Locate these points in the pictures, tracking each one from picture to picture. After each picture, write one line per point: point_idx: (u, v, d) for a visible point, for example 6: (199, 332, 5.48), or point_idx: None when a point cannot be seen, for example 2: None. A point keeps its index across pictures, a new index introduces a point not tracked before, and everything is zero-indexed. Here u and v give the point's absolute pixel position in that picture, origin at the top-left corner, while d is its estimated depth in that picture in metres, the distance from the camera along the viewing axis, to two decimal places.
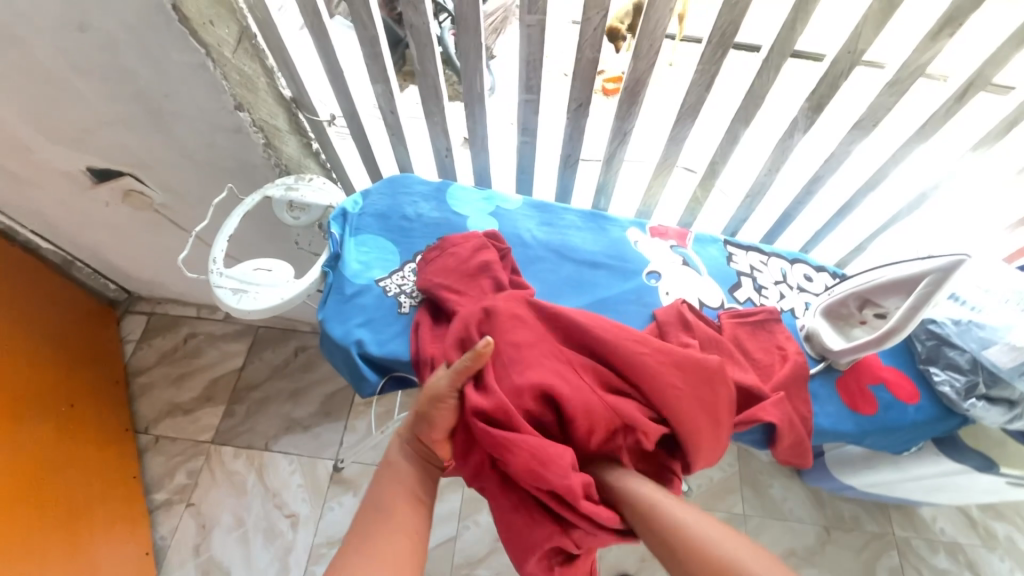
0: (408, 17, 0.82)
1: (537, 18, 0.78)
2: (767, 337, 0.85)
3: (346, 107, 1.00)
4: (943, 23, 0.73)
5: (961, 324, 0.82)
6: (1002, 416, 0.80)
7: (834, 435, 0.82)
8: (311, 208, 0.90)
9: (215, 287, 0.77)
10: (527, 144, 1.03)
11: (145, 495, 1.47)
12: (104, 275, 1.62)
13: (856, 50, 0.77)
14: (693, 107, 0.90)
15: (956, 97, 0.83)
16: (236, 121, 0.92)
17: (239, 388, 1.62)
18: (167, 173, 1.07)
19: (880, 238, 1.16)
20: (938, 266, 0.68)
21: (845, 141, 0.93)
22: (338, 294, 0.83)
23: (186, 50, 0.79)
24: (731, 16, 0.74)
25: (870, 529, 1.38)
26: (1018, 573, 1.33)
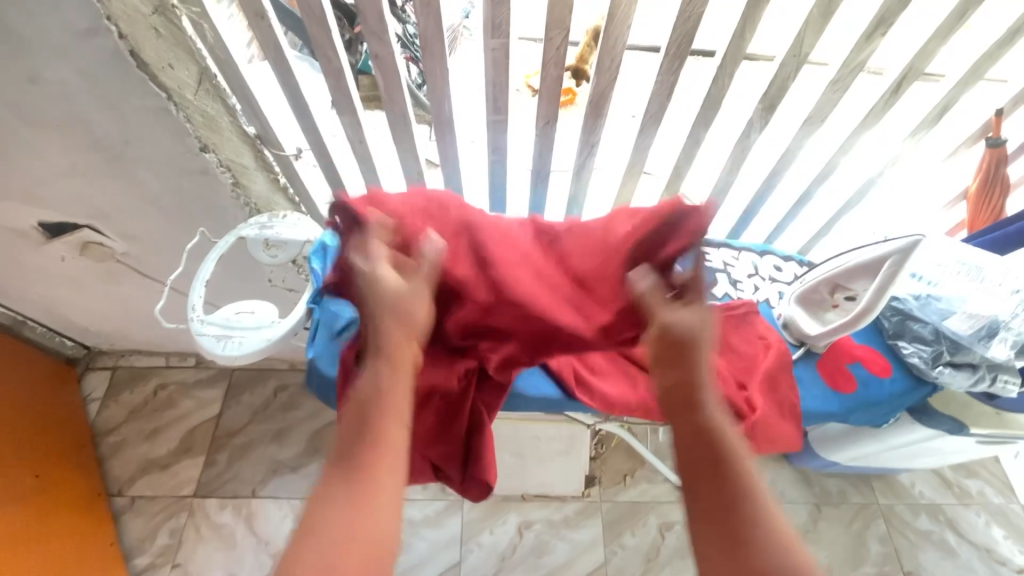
0: (373, 48, 0.83)
1: (500, 42, 0.80)
2: (748, 329, 0.88)
3: (314, 140, 1.01)
4: (875, 24, 0.79)
5: (921, 298, 0.88)
6: (967, 379, 0.86)
7: (822, 415, 0.86)
8: (288, 245, 0.87)
9: (197, 335, 0.75)
10: (498, 163, 1.05)
11: (126, 562, 1.38)
12: (60, 332, 1.54)
13: (800, 53, 0.83)
14: (656, 115, 0.93)
15: (892, 88, 0.90)
16: (202, 163, 0.90)
17: (218, 436, 1.56)
18: (128, 221, 1.03)
19: (836, 225, 1.23)
20: (900, 247, 0.73)
21: (798, 137, 0.99)
22: (326, 327, 0.78)
23: (146, 96, 0.77)
24: (684, 29, 0.79)
25: (856, 500, 1.43)
26: (993, 525, 1.41)
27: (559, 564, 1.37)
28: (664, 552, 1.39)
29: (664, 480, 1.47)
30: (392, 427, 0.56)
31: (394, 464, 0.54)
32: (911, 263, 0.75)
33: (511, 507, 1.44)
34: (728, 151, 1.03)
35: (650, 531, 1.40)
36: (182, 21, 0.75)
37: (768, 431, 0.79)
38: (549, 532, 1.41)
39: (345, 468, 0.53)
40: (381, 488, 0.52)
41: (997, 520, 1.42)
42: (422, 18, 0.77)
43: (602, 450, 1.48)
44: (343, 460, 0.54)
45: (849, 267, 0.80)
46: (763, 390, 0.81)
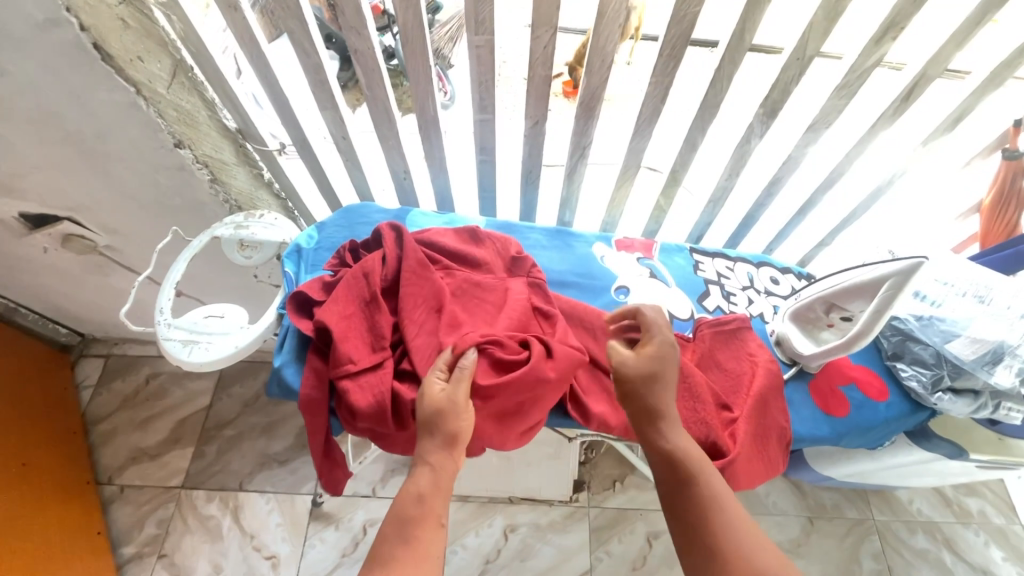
0: (352, 42, 0.79)
1: (485, 39, 0.76)
2: (738, 346, 0.83)
3: (297, 137, 0.98)
4: (885, 28, 0.74)
5: (923, 319, 0.84)
6: (967, 407, 0.82)
7: (812, 440, 0.83)
8: (264, 246, 0.86)
9: (162, 339, 0.73)
10: (486, 163, 1.01)
11: (113, 550, 1.38)
12: (53, 319, 1.53)
13: (805, 56, 0.78)
14: (651, 117, 0.89)
15: (904, 93, 0.85)
16: (177, 159, 0.87)
17: (208, 428, 1.56)
18: (107, 214, 1.00)
19: (840, 234, 1.18)
20: (900, 269, 0.69)
21: (801, 144, 0.93)
22: (295, 335, 0.75)
23: (115, 90, 0.74)
24: (679, 29, 0.74)
25: (851, 515, 1.40)
26: (993, 546, 1.37)
27: (544, 569, 1.34)
28: (651, 561, 1.35)
29: None
30: (439, 503, 0.56)
31: (439, 534, 0.54)
32: (912, 285, 0.70)
33: (497, 510, 1.41)
34: (728, 156, 0.98)
35: (637, 539, 1.37)
36: (153, 13, 0.73)
37: (753, 466, 0.73)
38: (535, 536, 1.38)
39: (398, 519, 0.53)
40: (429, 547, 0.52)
41: (996, 541, 1.38)
42: (401, 12, 0.73)
43: (592, 455, 1.47)
44: (398, 515, 0.54)
45: (847, 286, 0.76)
46: (752, 413, 0.76)
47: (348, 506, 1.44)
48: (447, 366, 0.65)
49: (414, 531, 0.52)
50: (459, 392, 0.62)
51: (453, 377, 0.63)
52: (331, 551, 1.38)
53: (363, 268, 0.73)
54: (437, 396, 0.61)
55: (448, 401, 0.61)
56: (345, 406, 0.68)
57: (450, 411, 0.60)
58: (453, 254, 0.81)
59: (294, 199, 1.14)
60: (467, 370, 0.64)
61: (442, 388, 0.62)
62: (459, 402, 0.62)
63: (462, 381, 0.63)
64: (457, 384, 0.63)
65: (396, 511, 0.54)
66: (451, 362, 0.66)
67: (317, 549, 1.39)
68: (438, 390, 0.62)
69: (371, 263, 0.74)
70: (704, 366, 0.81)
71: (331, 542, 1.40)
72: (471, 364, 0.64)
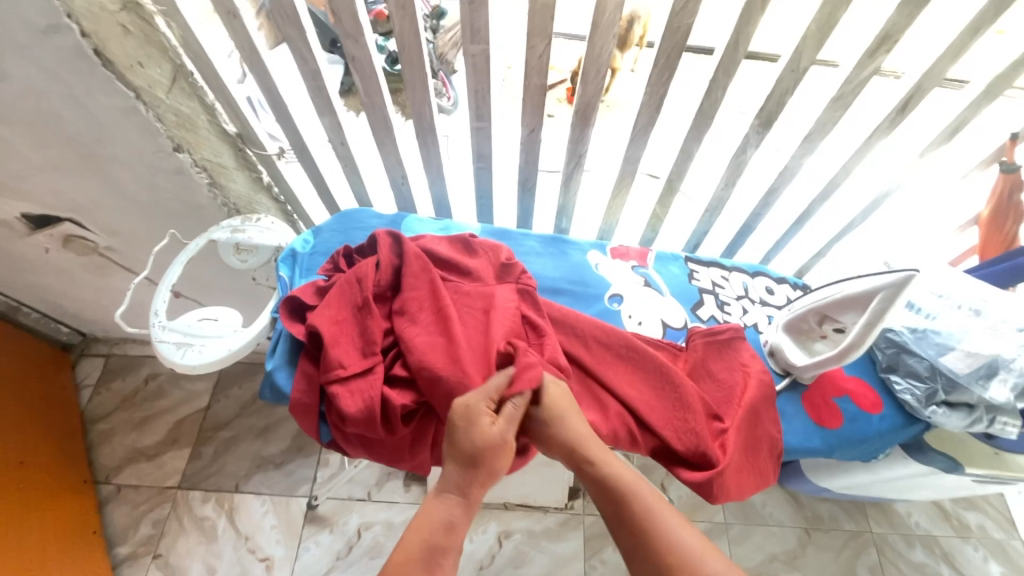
0: (349, 50, 0.80)
1: (480, 48, 0.77)
2: (732, 356, 0.82)
3: (295, 142, 0.99)
4: (880, 40, 0.74)
5: (917, 332, 0.83)
6: (962, 421, 0.81)
7: (804, 452, 0.83)
8: (260, 249, 0.87)
9: (157, 341, 0.73)
10: (482, 170, 1.01)
11: (108, 550, 1.39)
12: (55, 318, 1.54)
13: (799, 68, 0.78)
14: (646, 126, 0.89)
15: (899, 106, 0.85)
16: (176, 162, 0.88)
17: (206, 429, 1.56)
18: (107, 216, 1.01)
19: (838, 245, 1.18)
20: (890, 281, 0.68)
21: (797, 154, 0.94)
22: (287, 339, 0.76)
23: (115, 94, 0.75)
24: (673, 39, 0.74)
25: (848, 527, 1.39)
26: (991, 561, 1.36)
27: None
28: None
29: None
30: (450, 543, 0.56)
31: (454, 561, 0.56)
32: (904, 298, 0.70)
33: (491, 516, 1.40)
34: (724, 165, 0.99)
35: None
36: (156, 20, 0.73)
37: (743, 478, 0.73)
38: (529, 543, 1.37)
39: (425, 546, 0.54)
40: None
41: (995, 556, 1.37)
42: (397, 20, 0.74)
43: None
44: (418, 538, 0.55)
45: (840, 297, 0.76)
46: (743, 424, 0.76)
47: (343, 510, 1.44)
48: (496, 396, 0.64)
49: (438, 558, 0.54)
50: (510, 431, 0.62)
51: (503, 413, 0.62)
52: (325, 554, 1.38)
53: (356, 274, 0.73)
54: (490, 435, 0.60)
55: (496, 440, 0.61)
56: (335, 411, 0.69)
57: (493, 448, 0.60)
58: (447, 262, 0.81)
59: (294, 203, 1.15)
60: (519, 408, 0.63)
61: (496, 427, 0.61)
62: (506, 441, 0.62)
63: (511, 421, 0.62)
64: (508, 424, 0.62)
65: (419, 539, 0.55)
66: (500, 393, 0.64)
67: (311, 552, 1.39)
68: (490, 426, 0.61)
69: (364, 268, 0.74)
70: (695, 375, 0.81)
71: (325, 545, 1.40)
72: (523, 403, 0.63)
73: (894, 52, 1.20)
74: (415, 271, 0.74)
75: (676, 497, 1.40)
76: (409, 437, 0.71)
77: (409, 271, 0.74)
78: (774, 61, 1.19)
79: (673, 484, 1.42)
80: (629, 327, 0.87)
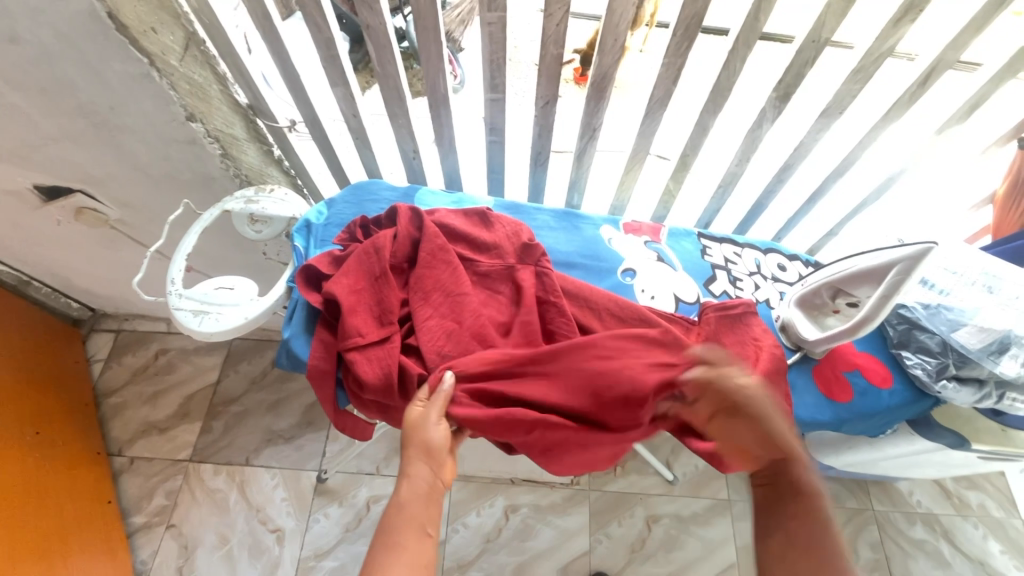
0: (364, 17, 0.79)
1: (497, 16, 0.75)
2: (744, 330, 0.82)
3: (308, 113, 0.98)
4: (904, 10, 0.72)
5: (930, 307, 0.84)
6: (972, 396, 0.82)
7: (813, 424, 0.84)
8: (274, 221, 0.87)
9: (174, 309, 0.74)
10: (495, 143, 1.00)
11: (122, 520, 1.42)
12: (65, 293, 1.55)
13: (820, 38, 0.76)
14: (662, 100, 0.88)
15: (920, 80, 0.83)
16: (189, 132, 0.88)
17: (216, 403, 1.58)
18: (120, 187, 1.00)
19: (850, 223, 1.17)
20: (908, 254, 0.69)
21: (813, 130, 0.92)
22: (304, 308, 0.76)
23: (127, 60, 0.75)
24: (694, 8, 0.72)
25: (850, 505, 1.41)
26: (991, 539, 1.38)
27: (542, 550, 1.35)
28: (649, 544, 1.37)
29: (656, 472, 1.44)
30: (421, 510, 0.57)
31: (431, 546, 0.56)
32: (920, 272, 0.70)
33: (498, 491, 1.42)
34: (740, 141, 0.97)
35: (637, 523, 1.38)
36: None
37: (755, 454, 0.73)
38: (535, 517, 1.39)
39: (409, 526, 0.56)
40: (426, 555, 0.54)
41: (995, 534, 1.39)
42: None
43: None
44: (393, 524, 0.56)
45: (850, 274, 0.76)
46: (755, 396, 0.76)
47: (352, 484, 1.46)
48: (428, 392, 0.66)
49: (396, 540, 0.54)
50: (432, 415, 0.63)
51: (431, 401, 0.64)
52: (335, 526, 1.41)
53: (374, 243, 0.73)
54: (421, 416, 0.63)
55: (419, 420, 0.63)
56: (353, 377, 0.69)
57: (423, 429, 0.62)
58: (463, 236, 0.81)
59: (304, 177, 1.14)
60: (443, 394, 0.64)
61: (420, 408, 0.64)
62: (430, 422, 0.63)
63: (440, 400, 0.64)
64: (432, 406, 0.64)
65: (403, 525, 0.56)
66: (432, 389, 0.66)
67: (322, 524, 1.42)
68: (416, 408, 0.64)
69: (381, 239, 0.74)
70: None
71: (335, 518, 1.43)
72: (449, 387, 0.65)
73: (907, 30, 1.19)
74: (437, 249, 0.74)
75: (681, 473, 1.44)
76: None
77: (427, 248, 0.75)
78: (789, 42, 1.19)
79: (678, 461, 1.46)
80: (642, 301, 0.87)
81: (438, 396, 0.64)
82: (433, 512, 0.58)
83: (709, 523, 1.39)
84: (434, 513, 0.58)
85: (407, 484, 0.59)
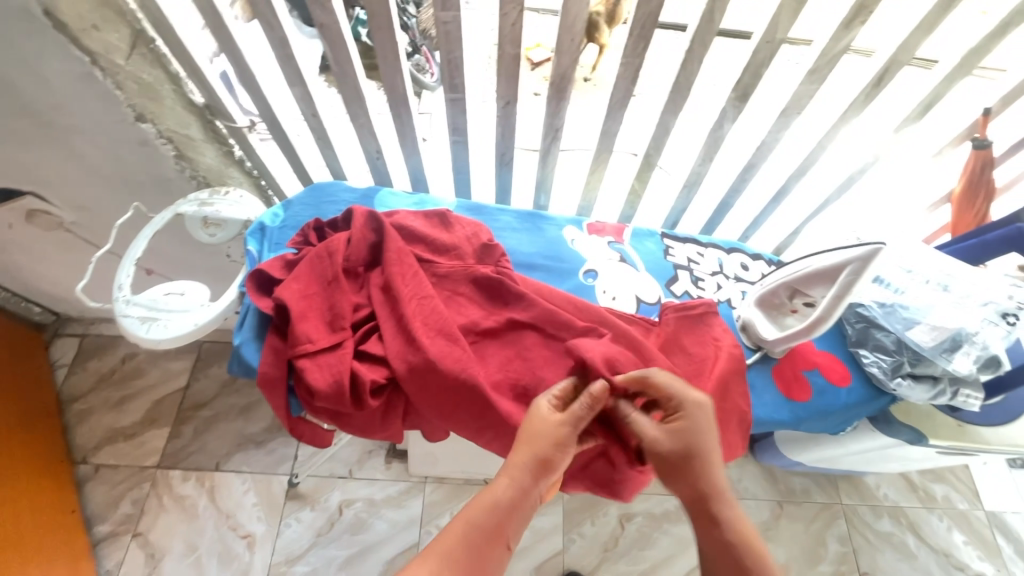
0: (317, 16, 0.77)
1: (452, 15, 0.74)
2: (703, 331, 0.83)
3: (266, 113, 0.95)
4: (855, 11, 0.73)
5: (886, 306, 0.85)
6: (926, 393, 0.83)
7: (772, 424, 0.84)
8: (228, 224, 0.85)
9: (121, 316, 0.72)
10: (459, 144, 0.99)
11: (87, 529, 1.38)
12: (26, 298, 1.51)
13: (775, 39, 0.77)
14: (622, 100, 0.87)
15: (874, 80, 0.84)
16: (140, 134, 0.86)
17: (185, 408, 1.55)
18: (73, 189, 0.98)
19: (814, 222, 1.18)
20: (858, 255, 0.70)
21: (773, 130, 0.93)
22: (255, 314, 0.75)
23: (69, 59, 0.73)
24: (648, 7, 0.72)
25: (820, 499, 1.43)
26: (955, 530, 1.41)
27: (516, 550, 1.35)
28: (623, 542, 1.37)
29: None
30: (507, 520, 0.58)
31: (501, 557, 0.58)
32: (871, 272, 0.71)
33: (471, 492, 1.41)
34: (702, 141, 0.97)
35: (610, 522, 1.39)
36: None
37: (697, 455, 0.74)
38: None
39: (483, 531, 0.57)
40: (494, 562, 0.57)
41: (959, 525, 1.42)
42: None
43: None
44: (474, 526, 0.57)
45: (807, 273, 0.77)
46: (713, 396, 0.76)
47: (324, 488, 1.45)
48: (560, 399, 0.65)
49: (482, 545, 0.56)
50: (572, 426, 0.62)
51: (569, 411, 0.63)
52: (307, 531, 1.40)
53: (326, 247, 0.72)
54: (547, 423, 0.62)
55: (546, 429, 0.62)
56: (304, 385, 0.68)
57: (545, 437, 0.61)
58: (422, 238, 0.80)
59: (268, 178, 1.11)
60: (584, 406, 0.63)
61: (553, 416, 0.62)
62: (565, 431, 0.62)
63: (574, 414, 0.63)
64: (570, 419, 0.63)
65: (479, 528, 0.57)
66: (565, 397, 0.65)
67: (293, 529, 1.40)
68: (546, 411, 0.63)
69: (335, 243, 0.73)
70: (668, 350, 0.81)
71: (307, 522, 1.41)
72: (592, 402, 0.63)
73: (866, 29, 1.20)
74: (395, 253, 0.73)
75: None
76: (379, 411, 0.70)
77: (386, 251, 0.74)
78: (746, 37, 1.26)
79: None
80: (603, 302, 0.87)
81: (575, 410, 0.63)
82: (515, 524, 0.59)
83: (682, 520, 1.40)
84: (515, 525, 0.59)
85: (508, 484, 0.59)
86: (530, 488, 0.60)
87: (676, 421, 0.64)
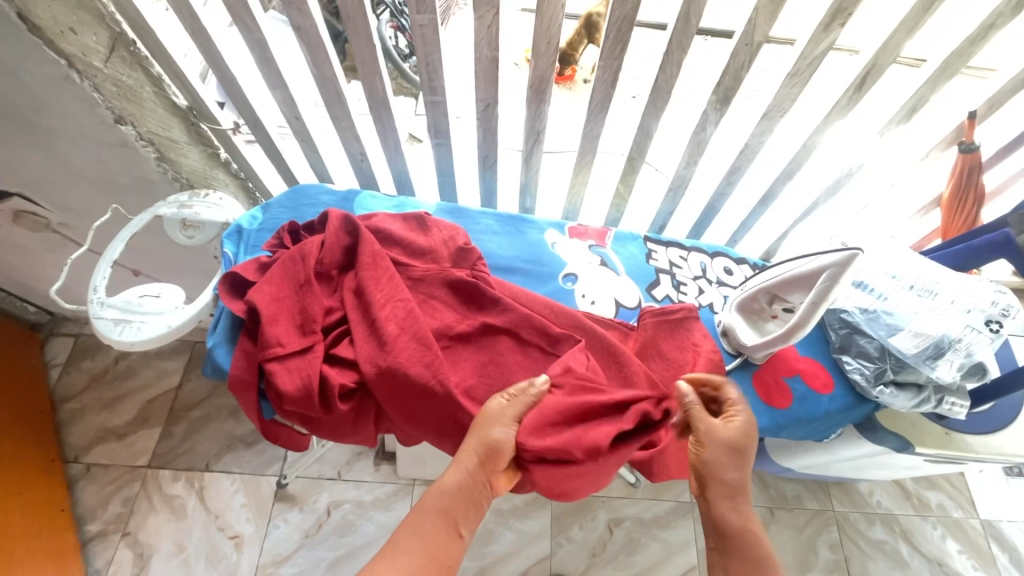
0: (294, 19, 0.77)
1: (427, 18, 0.74)
2: (684, 336, 0.82)
3: (249, 115, 0.95)
4: (833, 13, 0.72)
5: (869, 312, 0.84)
6: (909, 401, 0.81)
7: (751, 431, 0.83)
8: (207, 226, 0.85)
9: (95, 318, 0.72)
10: (442, 147, 0.99)
11: (77, 528, 1.39)
12: (20, 297, 1.52)
13: (753, 42, 0.76)
14: (602, 103, 0.87)
15: (856, 83, 0.82)
16: (120, 136, 0.86)
17: (176, 408, 1.56)
18: (58, 191, 0.98)
19: (803, 226, 1.17)
20: (835, 261, 0.69)
21: (756, 133, 0.92)
22: (230, 316, 0.75)
23: (45, 62, 0.73)
24: (623, 10, 0.71)
25: (811, 506, 1.41)
26: (949, 539, 1.39)
27: (503, 554, 1.34)
28: (610, 547, 1.36)
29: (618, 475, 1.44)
30: (460, 508, 0.60)
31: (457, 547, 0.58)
32: (849, 278, 0.69)
33: None
34: (685, 145, 0.97)
35: (599, 526, 1.38)
36: None
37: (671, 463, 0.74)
38: (497, 521, 1.38)
39: (440, 517, 0.59)
40: (452, 553, 0.58)
41: (953, 534, 1.40)
42: None
43: None
44: (432, 510, 0.59)
45: (786, 278, 0.76)
46: None
47: (313, 489, 1.45)
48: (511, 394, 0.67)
49: (433, 537, 0.57)
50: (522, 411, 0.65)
51: (512, 398, 0.66)
52: (294, 532, 1.40)
53: (300, 250, 0.72)
54: (499, 411, 0.65)
55: (495, 417, 0.64)
56: (273, 389, 0.68)
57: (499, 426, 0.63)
58: (399, 242, 0.80)
59: (254, 180, 1.12)
60: (529, 395, 0.66)
61: (504, 402, 0.65)
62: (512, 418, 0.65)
63: (523, 403, 0.65)
64: (520, 396, 0.66)
65: (433, 517, 0.58)
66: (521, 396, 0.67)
67: (281, 530, 1.40)
68: (501, 403, 0.65)
69: (309, 245, 0.73)
70: (645, 355, 0.80)
71: (295, 524, 1.41)
72: (541, 394, 0.66)
73: (853, 28, 1.18)
74: (370, 257, 0.73)
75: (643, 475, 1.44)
76: (350, 415, 0.70)
77: (360, 254, 0.74)
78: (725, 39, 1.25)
79: None
80: (581, 307, 0.87)
81: (530, 390, 0.66)
82: (466, 513, 0.60)
83: (671, 526, 1.38)
84: (469, 516, 0.60)
85: (458, 475, 0.61)
86: (475, 474, 0.61)
87: (733, 416, 0.66)
